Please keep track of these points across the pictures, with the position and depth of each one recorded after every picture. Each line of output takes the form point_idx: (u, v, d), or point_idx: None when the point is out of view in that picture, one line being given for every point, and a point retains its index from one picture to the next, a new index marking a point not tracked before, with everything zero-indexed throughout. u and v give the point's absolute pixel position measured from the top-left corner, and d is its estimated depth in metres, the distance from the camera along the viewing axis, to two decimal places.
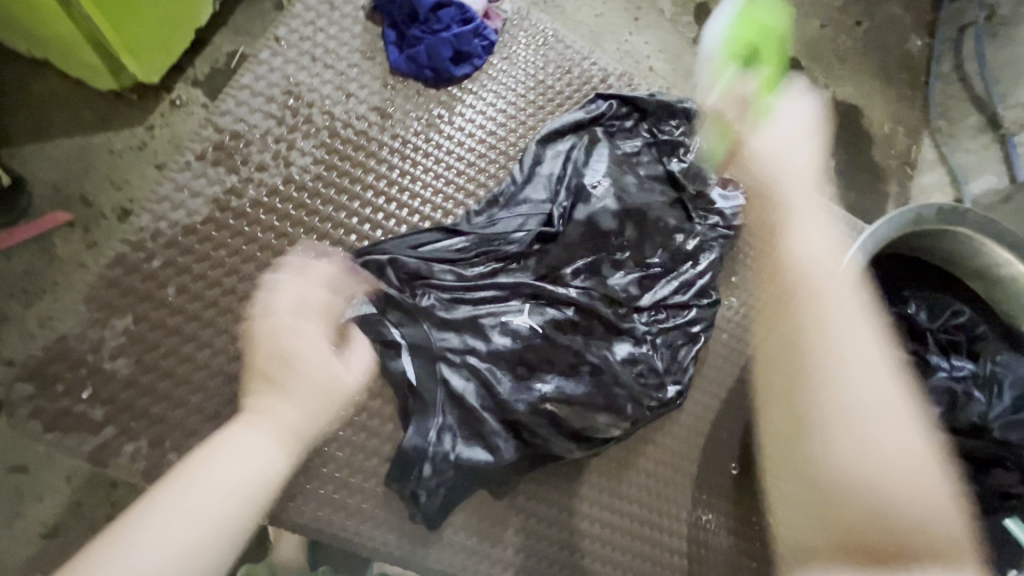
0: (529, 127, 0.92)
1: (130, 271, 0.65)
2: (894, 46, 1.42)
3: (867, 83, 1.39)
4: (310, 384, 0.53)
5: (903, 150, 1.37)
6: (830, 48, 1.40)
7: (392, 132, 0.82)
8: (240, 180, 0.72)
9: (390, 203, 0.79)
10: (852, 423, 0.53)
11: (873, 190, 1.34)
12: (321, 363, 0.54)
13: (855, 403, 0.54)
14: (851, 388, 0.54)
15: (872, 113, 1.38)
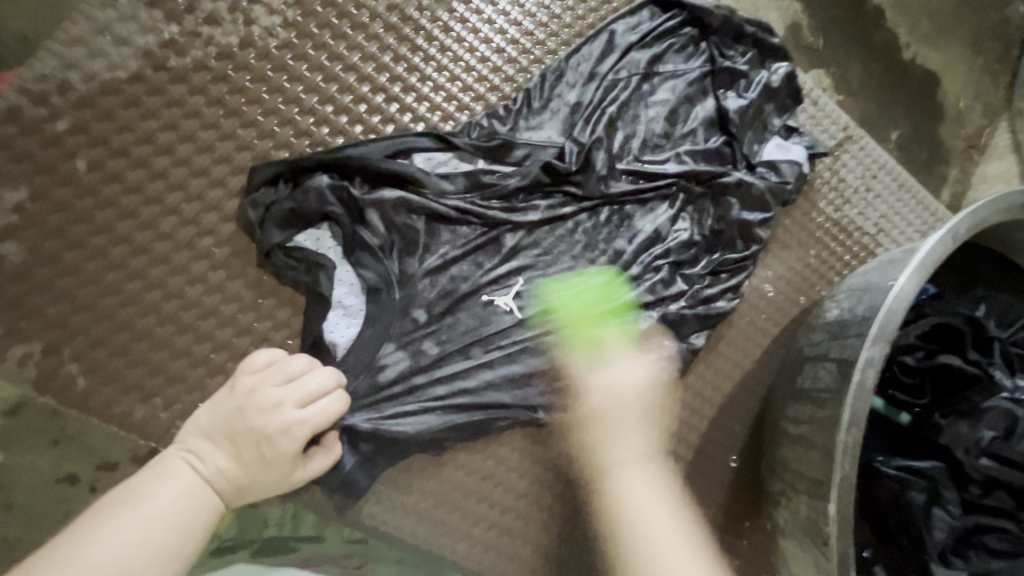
0: (564, 25, 0.73)
1: (28, 132, 0.51)
2: (996, 6, 1.19)
3: (952, 47, 1.17)
4: (271, 431, 0.50)
5: (972, 132, 1.17)
6: (926, 2, 1.16)
7: (390, 3, 0.64)
8: (183, 33, 0.56)
9: (378, 94, 0.62)
10: (651, 521, 0.56)
11: (931, 174, 1.14)
12: (284, 414, 0.50)
13: (634, 459, 0.60)
14: (626, 444, 0.61)
15: (949, 86, 1.16)
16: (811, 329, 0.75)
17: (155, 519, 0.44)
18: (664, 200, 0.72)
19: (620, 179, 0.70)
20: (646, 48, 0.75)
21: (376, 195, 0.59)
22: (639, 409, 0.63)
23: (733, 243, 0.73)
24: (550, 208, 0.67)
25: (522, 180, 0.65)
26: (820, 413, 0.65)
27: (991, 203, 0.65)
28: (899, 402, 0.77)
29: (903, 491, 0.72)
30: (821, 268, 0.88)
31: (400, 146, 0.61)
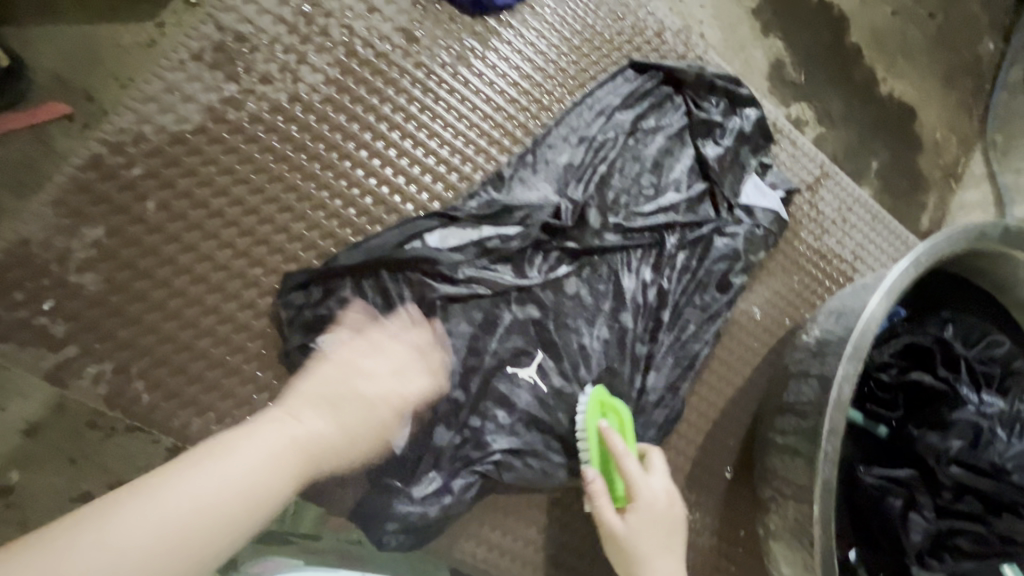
0: (569, 77, 0.82)
1: (106, 176, 0.58)
2: (961, 48, 1.31)
3: (926, 85, 1.28)
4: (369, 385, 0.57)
5: (950, 162, 1.27)
6: (898, 43, 1.27)
7: (417, 60, 0.73)
8: (240, 90, 0.64)
9: (405, 141, 0.71)
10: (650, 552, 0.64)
11: (910, 201, 1.24)
12: (374, 386, 0.57)
13: (631, 528, 0.65)
14: (641, 541, 0.64)
15: (924, 121, 1.27)
16: (795, 348, 0.83)
17: (247, 468, 0.44)
18: (650, 236, 0.83)
19: (608, 234, 0.80)
20: (628, 108, 0.85)
21: (384, 272, 0.66)
22: (667, 521, 0.66)
23: (706, 272, 0.86)
24: (546, 262, 0.76)
25: (524, 242, 0.74)
26: (804, 425, 0.72)
27: (930, 242, 0.71)
28: (876, 416, 0.84)
29: (882, 497, 0.79)
30: (805, 292, 0.96)
31: (408, 232, 0.68)
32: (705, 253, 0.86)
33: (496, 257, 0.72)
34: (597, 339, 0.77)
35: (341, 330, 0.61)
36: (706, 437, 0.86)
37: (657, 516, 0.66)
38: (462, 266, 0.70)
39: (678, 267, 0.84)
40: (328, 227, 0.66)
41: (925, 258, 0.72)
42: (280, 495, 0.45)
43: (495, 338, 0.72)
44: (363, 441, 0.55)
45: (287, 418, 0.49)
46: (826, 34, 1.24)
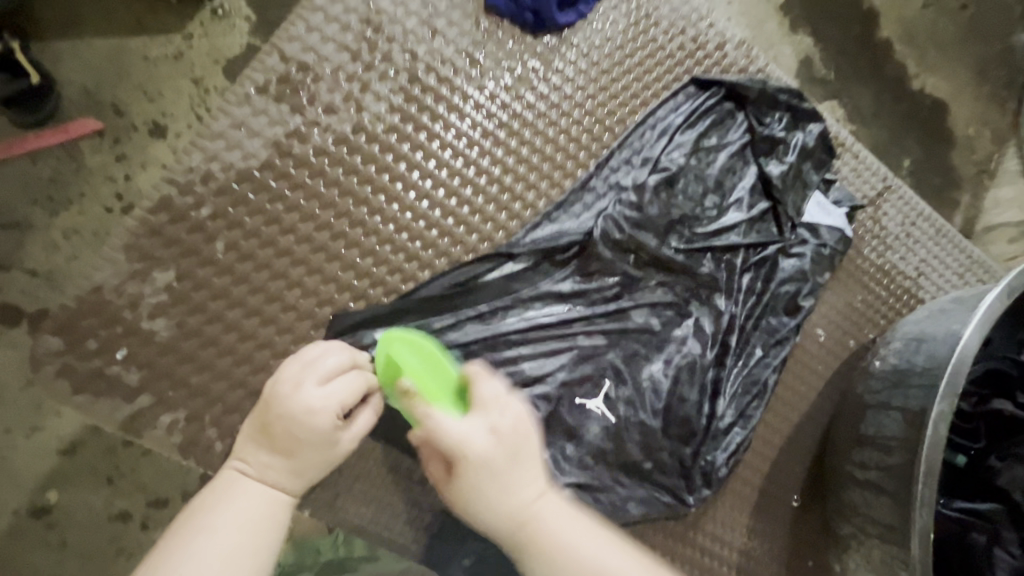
0: (630, 95, 0.80)
1: (177, 218, 0.57)
2: (997, 36, 1.25)
3: (960, 77, 1.22)
4: (296, 412, 0.52)
5: (982, 157, 1.22)
6: (931, 35, 1.22)
7: (480, 84, 0.70)
8: (306, 122, 0.62)
9: (470, 168, 0.68)
10: (609, 562, 0.50)
11: (943, 198, 1.19)
12: (305, 400, 0.53)
13: (532, 501, 0.51)
14: (519, 484, 0.51)
15: (957, 114, 1.22)
16: (868, 376, 0.79)
17: (224, 519, 0.48)
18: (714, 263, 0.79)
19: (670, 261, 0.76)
20: (691, 126, 0.81)
21: (449, 313, 0.65)
22: None
23: (768, 292, 0.83)
24: (608, 294, 0.72)
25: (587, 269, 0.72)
26: (889, 461, 0.69)
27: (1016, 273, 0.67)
28: (955, 445, 0.80)
29: (963, 532, 0.75)
30: (868, 311, 0.92)
31: (472, 270, 0.66)
32: (769, 279, 0.83)
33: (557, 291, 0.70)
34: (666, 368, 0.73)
35: (308, 348, 0.57)
36: (772, 465, 0.83)
37: None
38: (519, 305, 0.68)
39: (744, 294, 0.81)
40: (397, 262, 0.64)
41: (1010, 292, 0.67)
42: (279, 523, 0.51)
43: (563, 366, 0.69)
44: (321, 455, 0.53)
45: (240, 468, 0.52)
46: (855, 28, 1.19)
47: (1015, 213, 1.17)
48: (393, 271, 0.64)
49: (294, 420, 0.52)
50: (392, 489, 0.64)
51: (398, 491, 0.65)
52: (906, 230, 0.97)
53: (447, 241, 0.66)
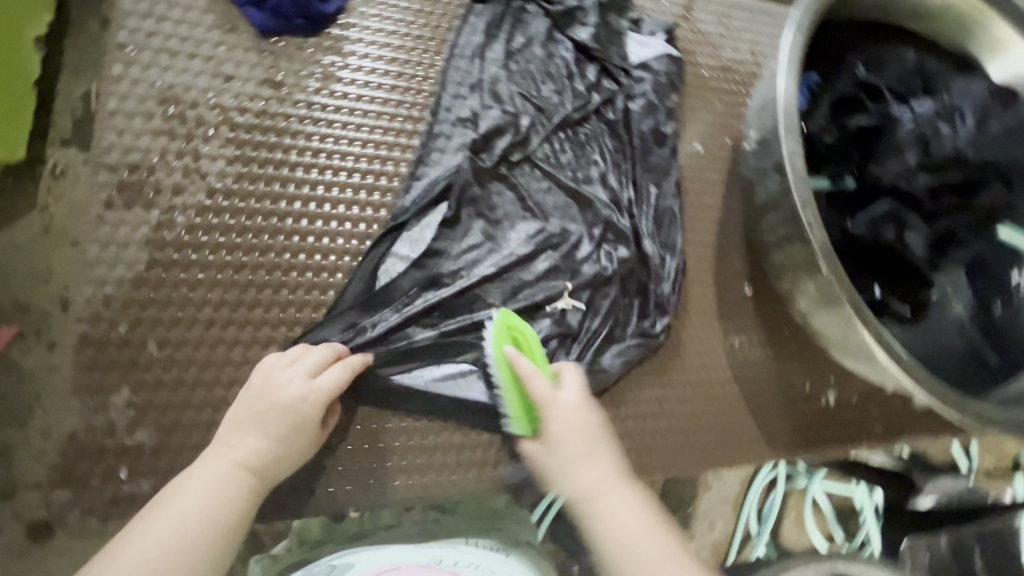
0: (429, 40, 0.84)
1: (101, 347, 0.62)
2: None
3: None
4: (290, 401, 0.61)
5: None
6: None
7: (294, 100, 0.75)
8: (163, 211, 0.66)
9: (326, 173, 0.74)
10: (608, 509, 0.64)
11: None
12: (296, 391, 0.62)
13: (598, 484, 0.65)
14: (582, 470, 0.65)
15: None
16: (747, 158, 0.88)
17: (194, 505, 0.55)
18: (574, 140, 0.87)
19: (537, 159, 0.84)
20: (495, 37, 0.87)
21: (384, 298, 0.71)
22: (587, 421, 0.68)
23: (635, 137, 0.90)
24: (500, 213, 0.80)
25: (474, 200, 0.78)
26: (785, 212, 0.78)
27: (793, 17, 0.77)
28: (841, 173, 0.89)
29: (879, 236, 0.85)
30: (729, 107, 1.01)
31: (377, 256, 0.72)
32: (630, 127, 0.91)
33: (462, 233, 0.77)
34: (587, 245, 0.83)
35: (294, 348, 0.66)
36: (714, 271, 0.93)
37: (582, 429, 0.67)
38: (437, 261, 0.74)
39: (613, 151, 0.89)
40: (308, 281, 0.70)
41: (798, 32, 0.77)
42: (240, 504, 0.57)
43: (501, 287, 0.78)
44: (293, 445, 0.61)
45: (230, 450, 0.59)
46: None
47: None
48: (309, 289, 0.70)
49: (288, 408, 0.61)
50: (413, 456, 0.72)
51: (420, 454, 0.72)
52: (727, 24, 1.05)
53: (342, 242, 0.72)
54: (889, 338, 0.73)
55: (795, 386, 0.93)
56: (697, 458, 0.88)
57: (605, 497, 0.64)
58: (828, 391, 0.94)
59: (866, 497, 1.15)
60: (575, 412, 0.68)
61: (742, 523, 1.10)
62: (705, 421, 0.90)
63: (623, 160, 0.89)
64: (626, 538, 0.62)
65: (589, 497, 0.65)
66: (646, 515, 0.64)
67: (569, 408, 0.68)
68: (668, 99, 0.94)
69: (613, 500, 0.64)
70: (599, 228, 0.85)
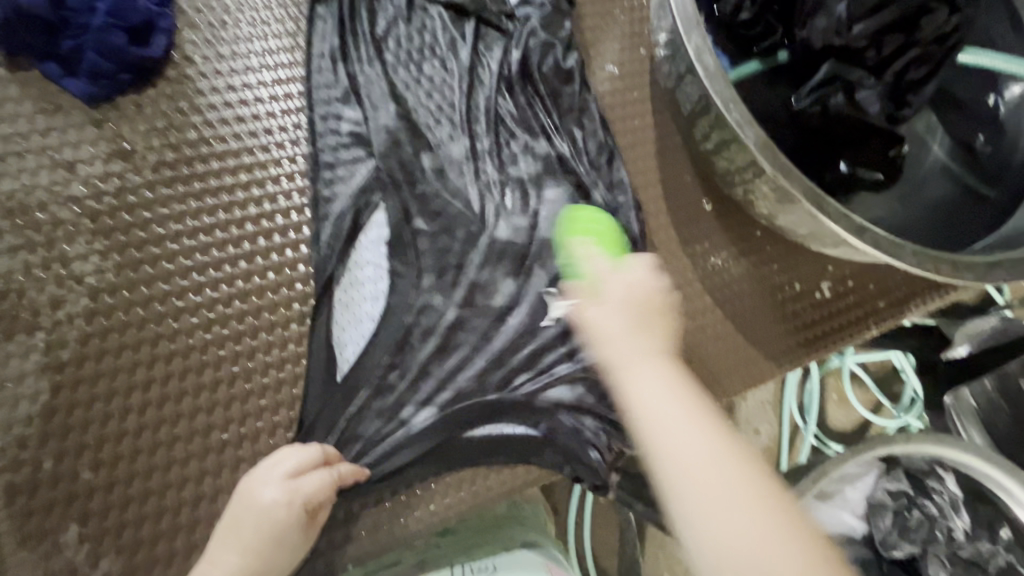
0: (282, 47, 0.75)
1: (32, 490, 0.58)
2: None
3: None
4: (266, 509, 0.58)
5: None
6: None
7: (152, 163, 0.68)
8: (50, 330, 0.61)
9: (215, 232, 0.68)
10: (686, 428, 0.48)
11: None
12: (273, 497, 0.59)
13: (640, 359, 0.52)
14: (644, 381, 0.51)
15: None
16: (661, 67, 0.79)
17: None
18: (472, 104, 0.77)
19: (436, 143, 0.74)
20: (353, 18, 0.76)
21: (314, 346, 0.67)
22: (630, 324, 0.53)
23: (540, 80, 0.79)
24: (412, 219, 0.71)
25: (382, 217, 0.71)
26: (712, 117, 0.70)
27: None
28: (770, 49, 0.80)
29: (825, 105, 0.76)
30: (637, 12, 0.90)
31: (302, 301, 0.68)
32: (532, 67, 0.79)
33: (377, 258, 0.70)
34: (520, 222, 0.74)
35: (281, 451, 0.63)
36: (665, 197, 0.85)
37: (687, 461, 0.47)
38: (360, 292, 0.69)
39: (521, 102, 0.78)
40: (230, 350, 0.65)
41: None
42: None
43: (439, 295, 0.70)
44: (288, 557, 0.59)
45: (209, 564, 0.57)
46: None
47: None
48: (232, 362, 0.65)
49: (266, 523, 0.58)
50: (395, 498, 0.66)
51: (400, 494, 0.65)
52: None
53: (255, 299, 0.67)
54: (862, 220, 0.65)
55: (785, 290, 0.86)
56: (706, 398, 0.81)
57: (697, 460, 0.47)
58: (821, 282, 0.87)
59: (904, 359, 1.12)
60: (601, 321, 0.53)
61: (786, 420, 1.09)
62: (703, 359, 0.82)
63: (535, 111, 0.79)
64: (705, 457, 0.47)
65: (676, 484, 0.47)
66: (705, 435, 0.48)
67: (642, 287, 0.56)
68: (564, 22, 0.81)
69: (679, 450, 0.47)
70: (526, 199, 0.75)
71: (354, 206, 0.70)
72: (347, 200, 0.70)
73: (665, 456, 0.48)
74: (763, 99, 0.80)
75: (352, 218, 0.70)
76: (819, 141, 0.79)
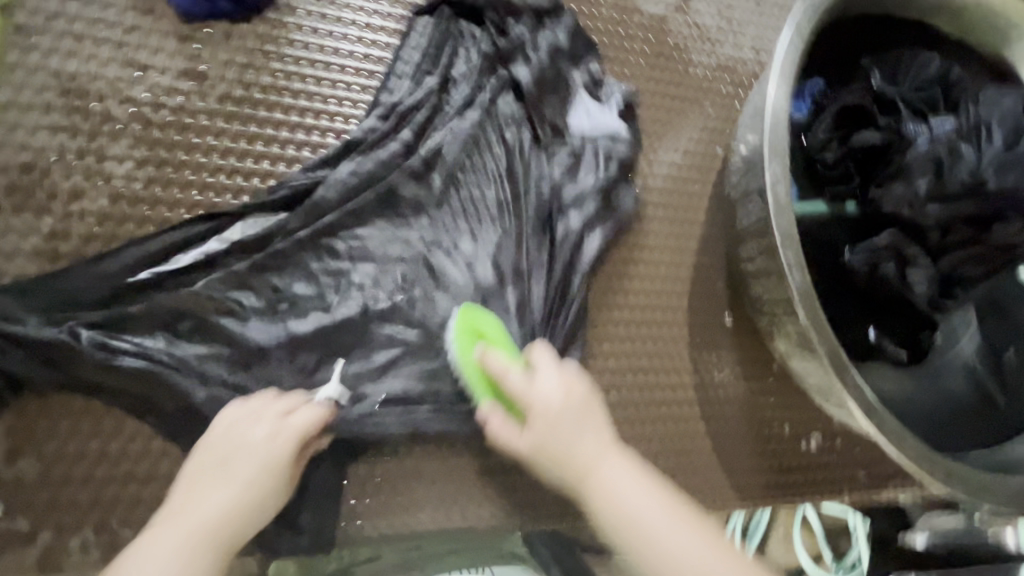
0: (382, 28, 0.75)
1: None
2: None
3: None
4: None
5: None
6: None
7: (218, 93, 0.68)
8: (58, 218, 0.60)
9: (252, 179, 0.67)
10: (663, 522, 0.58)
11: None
12: None
13: (593, 458, 0.60)
14: (583, 446, 0.60)
15: None
16: (730, 174, 0.79)
17: None
18: (539, 149, 0.77)
19: (484, 177, 0.74)
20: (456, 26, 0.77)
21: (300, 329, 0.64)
22: (577, 400, 0.61)
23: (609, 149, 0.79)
24: (438, 238, 0.71)
25: (414, 225, 0.70)
26: (765, 243, 0.69)
27: (799, 9, 0.66)
28: (840, 196, 0.79)
29: (874, 270, 0.76)
30: (721, 113, 0.90)
31: (301, 279, 0.65)
32: (602, 134, 0.79)
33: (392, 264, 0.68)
34: (544, 279, 0.73)
35: None
36: (691, 295, 0.84)
37: (636, 519, 0.58)
38: (364, 290, 0.67)
39: (581, 163, 0.78)
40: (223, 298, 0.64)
41: (794, 37, 0.66)
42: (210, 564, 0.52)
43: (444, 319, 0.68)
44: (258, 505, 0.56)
45: None
46: None
47: None
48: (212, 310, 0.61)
49: None
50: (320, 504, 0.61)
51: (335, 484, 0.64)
52: (733, 16, 0.94)
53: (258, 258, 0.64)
54: (874, 396, 0.64)
55: (773, 428, 0.84)
56: None
57: (659, 543, 0.57)
58: (810, 432, 0.86)
59: (860, 521, 1.01)
60: (547, 404, 0.60)
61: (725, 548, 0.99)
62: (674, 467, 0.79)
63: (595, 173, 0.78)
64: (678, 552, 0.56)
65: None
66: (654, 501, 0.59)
67: (551, 406, 0.60)
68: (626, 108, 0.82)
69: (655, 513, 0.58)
70: (557, 258, 0.74)
71: (393, 204, 0.69)
72: (388, 193, 0.69)
73: (635, 513, 0.58)
74: (817, 238, 0.80)
75: (383, 215, 0.69)
76: (857, 302, 0.79)
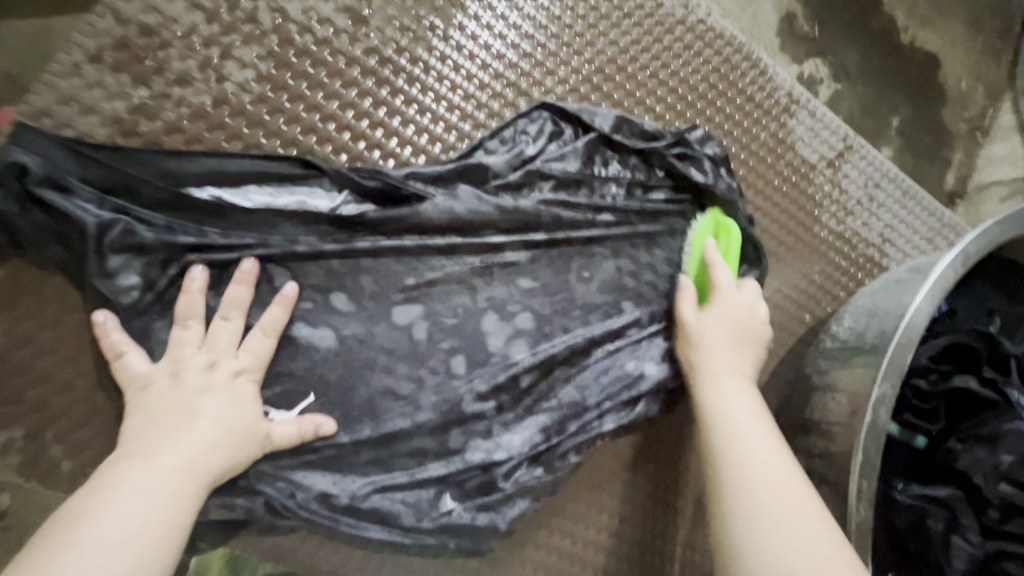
0: (549, 54, 0.71)
1: None
2: None
3: (956, 28, 1.11)
4: None
5: (979, 114, 1.11)
6: None
7: (366, 43, 0.62)
8: (153, 96, 0.55)
9: (359, 142, 0.61)
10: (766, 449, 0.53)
11: (937, 159, 1.09)
12: None
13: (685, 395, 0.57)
14: (548, 410, 0.61)
15: (954, 68, 1.10)
16: (818, 354, 0.72)
17: None
18: (656, 239, 0.68)
19: (590, 241, 0.65)
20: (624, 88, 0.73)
21: (334, 317, 0.57)
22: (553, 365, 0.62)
23: (727, 275, 0.70)
24: (515, 285, 0.62)
25: (498, 262, 0.62)
26: (833, 448, 0.63)
27: (979, 232, 0.61)
28: (915, 427, 0.75)
29: (920, 519, 0.70)
30: (827, 284, 0.84)
31: (360, 267, 0.57)
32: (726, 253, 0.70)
33: (455, 288, 0.60)
34: (603, 380, 0.63)
35: None
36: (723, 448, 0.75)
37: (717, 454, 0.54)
38: (415, 303, 0.59)
39: None
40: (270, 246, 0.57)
41: (960, 260, 0.61)
42: (196, 495, 0.45)
43: (486, 376, 0.59)
44: (235, 441, 0.49)
45: None
46: None
47: (1011, 170, 1.07)
48: (254, 257, 0.54)
49: None
50: (260, 518, 0.53)
51: (283, 505, 0.53)
52: (878, 194, 0.89)
53: (331, 226, 0.57)
54: None
55: None
56: None
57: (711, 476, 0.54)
58: None
59: None
60: (533, 357, 0.61)
61: None
62: None
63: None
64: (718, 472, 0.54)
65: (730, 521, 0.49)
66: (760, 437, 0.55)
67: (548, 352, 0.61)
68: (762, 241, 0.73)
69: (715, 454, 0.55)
70: (622, 363, 0.64)
71: (486, 228, 0.61)
72: (487, 216, 0.61)
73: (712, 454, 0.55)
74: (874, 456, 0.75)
75: (472, 236, 0.61)
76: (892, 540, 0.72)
